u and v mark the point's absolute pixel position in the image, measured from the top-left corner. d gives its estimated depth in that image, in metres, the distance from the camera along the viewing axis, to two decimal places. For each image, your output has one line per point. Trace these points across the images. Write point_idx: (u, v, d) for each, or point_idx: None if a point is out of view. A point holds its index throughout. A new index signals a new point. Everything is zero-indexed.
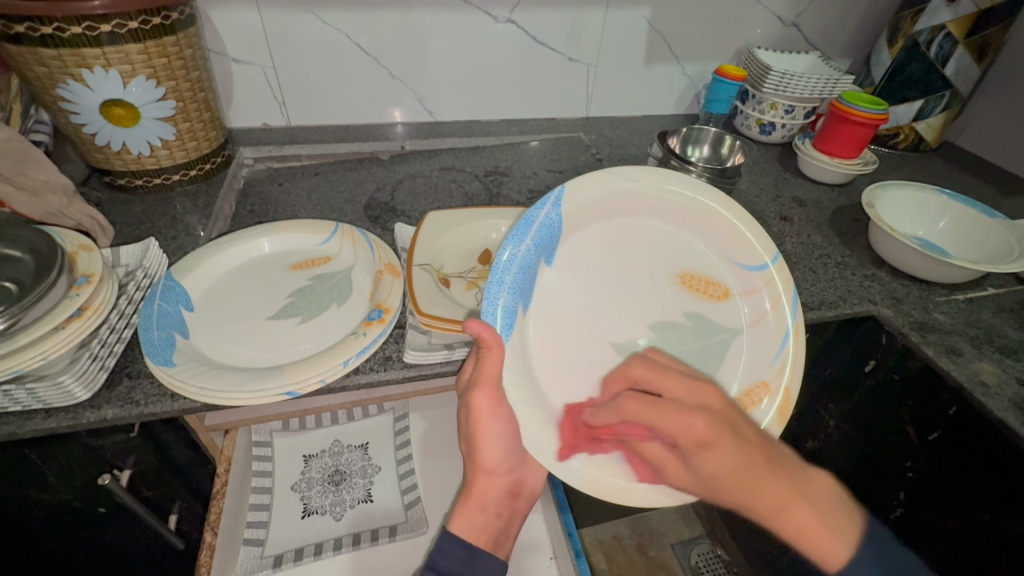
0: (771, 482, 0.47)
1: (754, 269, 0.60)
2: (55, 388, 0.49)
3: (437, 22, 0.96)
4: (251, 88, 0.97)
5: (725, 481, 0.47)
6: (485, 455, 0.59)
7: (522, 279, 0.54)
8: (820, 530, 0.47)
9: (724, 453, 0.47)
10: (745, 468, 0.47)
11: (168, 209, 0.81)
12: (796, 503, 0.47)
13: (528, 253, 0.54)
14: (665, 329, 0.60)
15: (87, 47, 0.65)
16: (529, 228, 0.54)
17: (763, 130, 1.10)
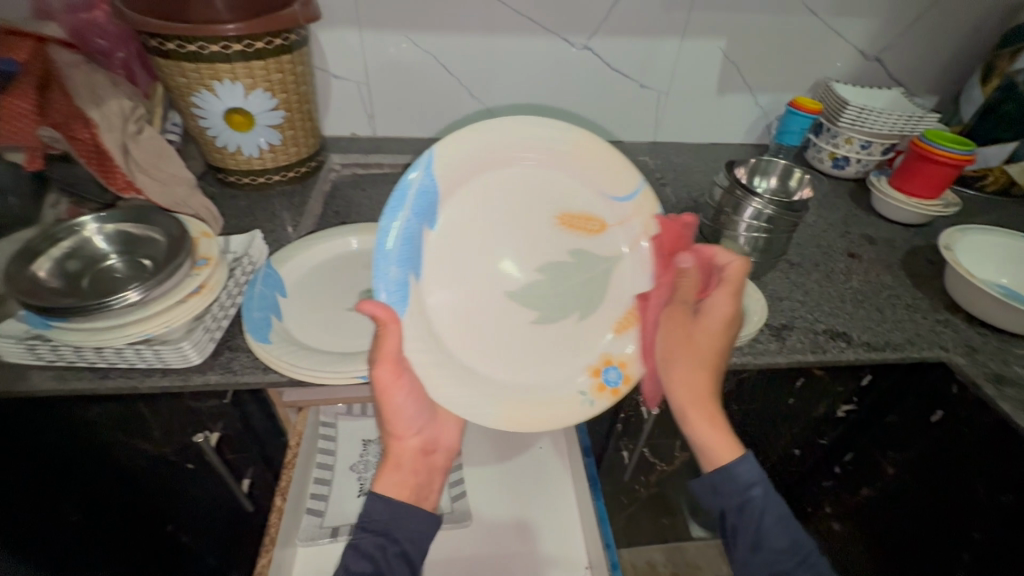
0: (703, 387, 0.59)
1: (626, 198, 0.61)
2: (176, 352, 0.57)
3: (517, 47, 1.02)
4: (345, 101, 1.07)
5: (680, 365, 0.59)
6: (392, 421, 0.59)
7: (409, 251, 0.56)
8: (714, 436, 0.57)
9: (690, 351, 0.59)
10: (700, 369, 0.59)
11: (268, 205, 0.91)
12: (707, 419, 0.58)
13: (409, 222, 0.56)
14: (549, 272, 0.63)
15: (220, 62, 0.76)
16: (405, 197, 0.55)
17: (837, 164, 1.08)
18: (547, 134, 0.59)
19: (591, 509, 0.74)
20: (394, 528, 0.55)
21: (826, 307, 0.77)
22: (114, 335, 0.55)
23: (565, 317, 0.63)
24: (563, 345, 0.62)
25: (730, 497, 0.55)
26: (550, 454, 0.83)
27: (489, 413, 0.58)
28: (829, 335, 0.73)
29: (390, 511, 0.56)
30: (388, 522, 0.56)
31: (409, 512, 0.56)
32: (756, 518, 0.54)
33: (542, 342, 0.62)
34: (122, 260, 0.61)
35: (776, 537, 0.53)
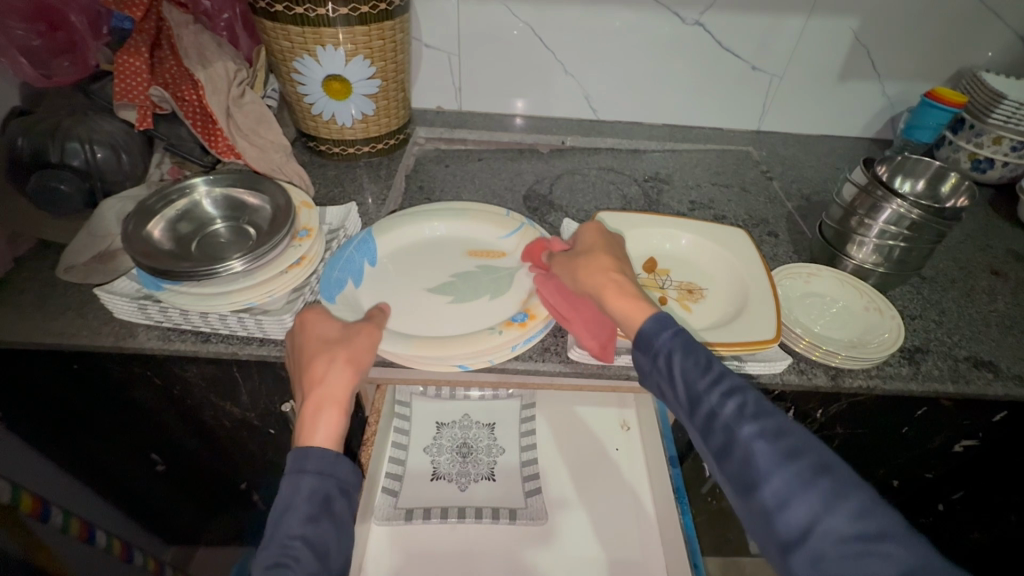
0: (603, 281, 0.55)
1: (513, 233, 0.72)
2: (277, 322, 0.56)
3: (622, 21, 0.95)
4: (434, 73, 1.04)
5: (583, 281, 0.56)
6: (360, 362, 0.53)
7: (351, 269, 0.64)
8: (628, 309, 0.52)
9: (582, 266, 0.57)
10: (600, 269, 0.56)
11: (355, 177, 0.90)
12: (613, 294, 0.53)
13: (354, 254, 0.66)
14: (460, 280, 0.67)
15: (325, 26, 0.74)
16: (353, 241, 0.67)
17: (977, 166, 0.95)
18: (452, 209, 0.75)
19: (680, 530, 0.68)
20: (339, 482, 0.49)
21: (968, 330, 0.68)
22: (220, 300, 0.55)
23: (475, 300, 0.64)
24: (477, 315, 0.62)
25: (644, 356, 0.50)
26: (629, 456, 0.80)
27: (401, 344, 0.57)
28: (972, 363, 0.64)
29: (323, 462, 0.49)
30: (320, 480, 0.48)
31: (341, 464, 0.49)
32: (667, 368, 0.48)
33: (455, 316, 0.62)
34: (226, 225, 0.61)
35: (694, 378, 0.47)
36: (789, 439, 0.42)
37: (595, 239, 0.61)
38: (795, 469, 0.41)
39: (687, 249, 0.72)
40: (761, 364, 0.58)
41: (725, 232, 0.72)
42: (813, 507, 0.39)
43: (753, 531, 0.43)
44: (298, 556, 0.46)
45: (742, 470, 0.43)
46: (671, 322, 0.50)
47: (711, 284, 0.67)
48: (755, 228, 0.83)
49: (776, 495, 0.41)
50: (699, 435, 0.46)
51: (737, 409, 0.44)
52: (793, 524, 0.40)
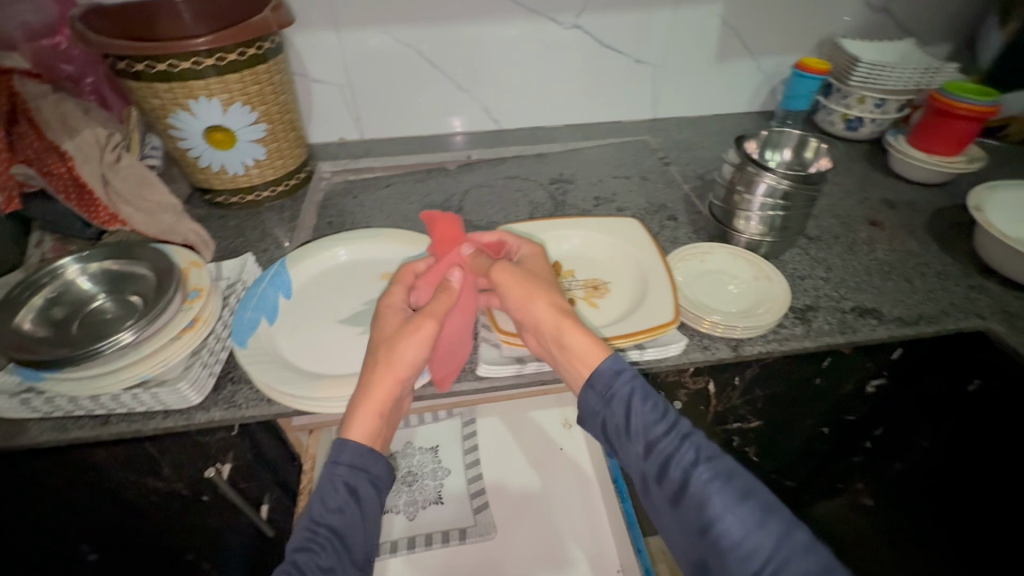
0: (560, 311, 0.55)
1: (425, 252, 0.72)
2: (174, 393, 0.54)
3: (504, 33, 0.98)
4: (329, 105, 1.03)
5: (535, 306, 0.56)
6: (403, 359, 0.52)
7: (264, 306, 0.63)
8: (588, 346, 0.54)
9: (536, 292, 0.57)
10: (555, 299, 0.57)
11: (259, 223, 0.88)
12: (572, 327, 0.54)
13: (266, 289, 0.65)
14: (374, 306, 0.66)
15: (194, 79, 0.72)
16: (265, 276, 0.67)
17: (850, 125, 1.03)
18: (365, 233, 0.74)
19: (621, 514, 0.74)
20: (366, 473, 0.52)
21: (853, 282, 0.73)
22: (110, 380, 0.53)
23: None
24: None
25: (599, 396, 0.53)
26: (573, 452, 0.82)
27: (313, 385, 0.56)
28: (858, 313, 0.69)
29: (354, 457, 0.51)
30: (349, 474, 0.51)
31: (373, 460, 0.52)
32: (625, 410, 0.52)
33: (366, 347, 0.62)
34: (110, 300, 0.59)
35: (652, 422, 0.51)
36: (740, 482, 0.48)
37: (543, 269, 0.63)
38: (746, 509, 0.46)
39: (586, 247, 0.75)
40: (656, 350, 0.61)
41: (621, 226, 0.75)
42: (766, 546, 0.44)
43: (709, 567, 0.47)
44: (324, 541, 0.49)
45: (699, 512, 0.47)
46: (626, 365, 0.54)
47: (614, 277, 0.70)
48: (656, 214, 0.87)
49: (731, 532, 0.45)
50: (657, 476, 0.50)
51: (692, 455, 0.49)
52: (749, 563, 0.44)
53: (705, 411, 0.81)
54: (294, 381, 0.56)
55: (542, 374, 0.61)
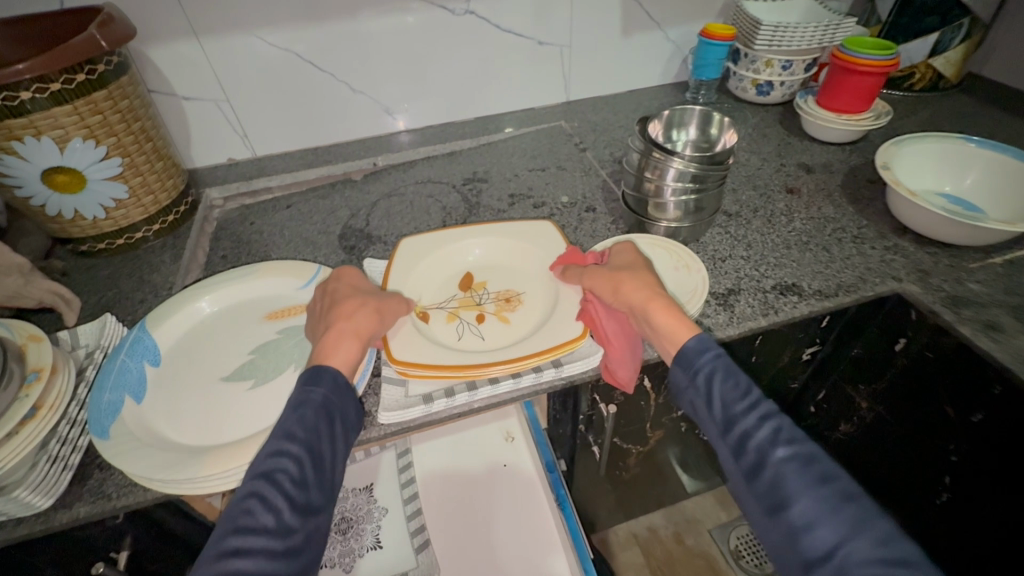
0: (649, 294, 0.56)
1: (309, 282, 0.66)
2: (11, 502, 0.46)
3: (392, 25, 0.89)
4: (207, 124, 0.92)
5: (623, 294, 0.57)
6: (362, 312, 0.55)
7: (128, 382, 0.54)
8: (674, 323, 0.53)
9: (625, 279, 0.58)
10: (644, 286, 0.57)
11: (137, 268, 0.78)
12: (659, 307, 0.54)
13: (126, 362, 0.55)
14: (261, 353, 0.60)
15: (12, 117, 0.61)
16: (124, 346, 0.57)
17: (761, 90, 1.01)
18: (236, 274, 0.67)
19: (565, 531, 0.70)
20: (338, 407, 0.49)
21: (772, 258, 0.71)
22: None
23: (280, 374, 0.57)
24: (283, 394, 0.55)
25: (684, 372, 0.51)
26: (516, 469, 0.79)
27: (196, 462, 0.48)
28: (779, 291, 0.66)
29: (334, 382, 0.49)
30: (329, 398, 0.48)
31: (347, 394, 0.50)
32: (705, 388, 0.49)
33: (257, 403, 0.55)
34: None
35: (731, 400, 0.47)
36: (822, 466, 0.43)
37: (637, 258, 0.62)
38: (825, 493, 0.41)
39: (487, 255, 0.71)
40: (579, 363, 0.57)
41: (521, 228, 0.73)
42: (840, 532, 0.39)
43: (778, 553, 0.42)
44: (295, 458, 0.44)
45: (772, 489, 0.42)
46: (713, 344, 0.51)
47: (525, 285, 0.67)
48: (573, 208, 0.83)
49: (805, 516, 0.40)
50: (731, 454, 0.46)
51: (771, 433, 0.45)
52: (819, 547, 0.39)
53: (646, 405, 0.78)
54: (174, 464, 0.47)
55: (453, 409, 0.55)
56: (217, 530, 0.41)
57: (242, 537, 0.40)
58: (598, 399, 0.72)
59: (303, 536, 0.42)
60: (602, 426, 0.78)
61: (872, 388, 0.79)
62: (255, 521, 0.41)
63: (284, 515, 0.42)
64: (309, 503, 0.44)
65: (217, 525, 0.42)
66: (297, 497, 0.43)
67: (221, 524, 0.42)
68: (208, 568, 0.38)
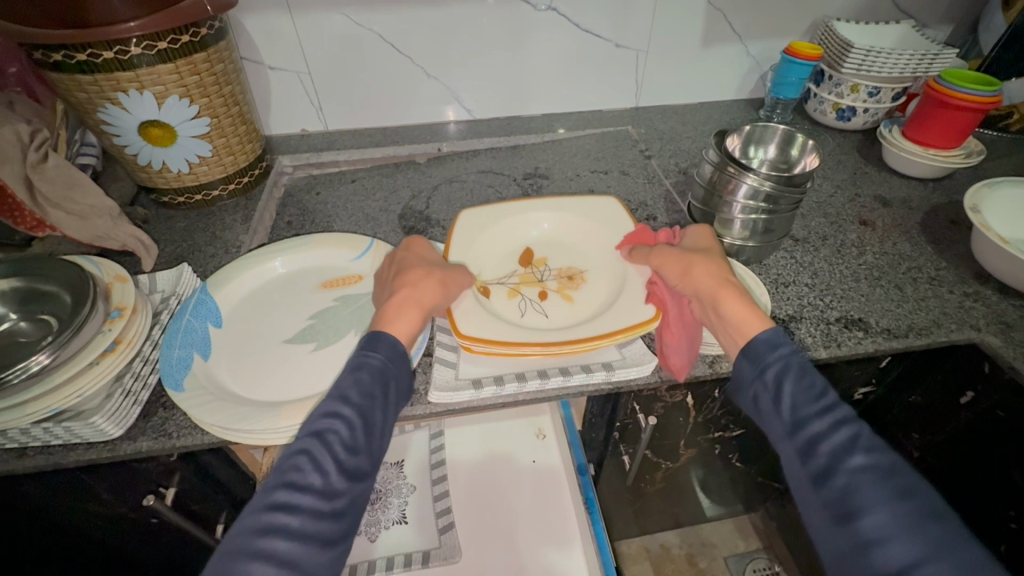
0: (723, 282, 0.55)
1: (363, 254, 0.68)
2: (88, 427, 0.50)
3: (473, 15, 0.90)
4: (287, 95, 0.96)
5: (697, 279, 0.57)
6: (427, 284, 0.56)
7: (192, 342, 0.57)
8: (749, 314, 0.52)
9: (701, 265, 0.58)
10: (722, 276, 0.56)
11: (210, 225, 0.82)
12: (731, 294, 0.54)
13: (190, 324, 0.58)
14: (319, 318, 0.62)
15: (120, 71, 0.65)
16: (186, 308, 0.59)
17: (841, 115, 0.98)
18: (291, 241, 0.69)
19: (591, 537, 0.70)
20: (391, 370, 0.49)
21: (839, 290, 0.69)
22: (14, 417, 0.47)
23: (340, 339, 0.59)
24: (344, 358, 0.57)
25: (753, 366, 0.50)
26: (545, 465, 0.78)
27: (271, 416, 0.50)
28: (844, 324, 0.64)
29: (391, 351, 0.50)
30: (385, 365, 0.49)
31: (404, 365, 0.51)
32: (774, 384, 0.48)
33: (318, 365, 0.57)
34: (24, 319, 0.53)
35: (803, 401, 0.46)
36: (903, 480, 0.40)
37: (713, 244, 0.62)
38: (907, 507, 0.38)
39: (555, 230, 0.73)
40: (631, 370, 0.57)
41: (585, 204, 0.74)
42: (918, 551, 0.36)
43: (842, 567, 0.40)
44: (348, 421, 0.45)
45: (844, 497, 0.40)
46: (788, 341, 0.50)
47: (588, 266, 0.69)
48: (634, 213, 0.82)
49: (879, 529, 0.38)
50: (798, 456, 0.44)
51: (847, 440, 0.43)
52: (892, 564, 0.37)
53: (685, 422, 0.77)
54: (245, 416, 0.50)
55: (500, 397, 0.56)
56: (266, 481, 0.43)
57: (290, 492, 0.41)
58: (638, 409, 0.71)
59: (349, 501, 0.43)
60: (638, 436, 0.77)
61: (928, 440, 0.76)
62: (302, 478, 0.42)
63: (331, 478, 0.42)
64: (357, 468, 0.44)
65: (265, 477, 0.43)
66: (345, 460, 0.44)
67: (269, 478, 0.43)
68: (258, 519, 0.40)
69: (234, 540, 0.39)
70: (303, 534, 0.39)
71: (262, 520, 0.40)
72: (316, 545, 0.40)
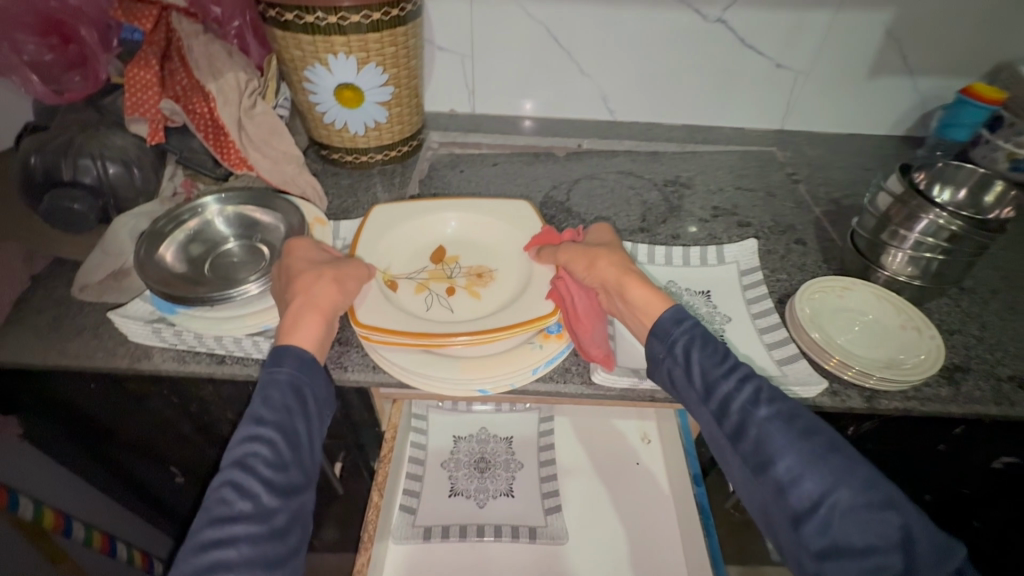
0: (625, 273, 0.57)
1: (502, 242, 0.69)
2: None
3: (642, 20, 0.92)
4: (446, 75, 1.01)
5: (602, 274, 0.57)
6: (320, 289, 0.53)
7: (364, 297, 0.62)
8: (648, 299, 0.54)
9: (604, 261, 0.58)
10: (624, 269, 0.57)
11: (369, 185, 0.87)
12: (634, 281, 0.56)
13: None
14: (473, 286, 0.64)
15: (336, 34, 0.72)
16: None
17: (1016, 166, 0.91)
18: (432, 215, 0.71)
19: (704, 548, 0.67)
20: (305, 384, 0.49)
21: (1011, 347, 0.65)
22: (236, 324, 0.55)
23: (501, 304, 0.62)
24: None
25: (662, 344, 0.52)
26: (649, 471, 0.77)
27: (449, 371, 0.55)
28: (1017, 383, 0.60)
29: (299, 363, 0.50)
30: (297, 377, 0.49)
31: (315, 371, 0.50)
32: (683, 356, 0.50)
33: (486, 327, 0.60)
34: (239, 244, 0.63)
35: (709, 366, 0.49)
36: (802, 421, 0.45)
37: (613, 238, 0.63)
38: (809, 446, 0.44)
39: (462, 228, 0.71)
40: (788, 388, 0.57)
41: (497, 203, 0.71)
42: (824, 483, 0.42)
43: (764, 509, 0.45)
44: (267, 441, 0.45)
45: (757, 449, 0.45)
46: (689, 314, 0.53)
47: (501, 261, 0.67)
48: (781, 235, 0.80)
49: (790, 471, 0.43)
50: (712, 418, 0.48)
51: (751, 394, 0.47)
52: (805, 499, 0.42)
53: None
54: (428, 367, 0.55)
55: (654, 392, 0.58)
56: (198, 520, 0.43)
57: (221, 527, 0.42)
58: None
59: (287, 516, 0.44)
60: None
61: None
62: (230, 509, 0.42)
63: (262, 500, 0.43)
64: (289, 482, 0.45)
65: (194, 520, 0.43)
66: (274, 478, 0.44)
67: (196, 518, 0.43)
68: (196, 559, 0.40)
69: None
70: (244, 562, 0.40)
71: (197, 560, 0.40)
72: (260, 563, 0.41)
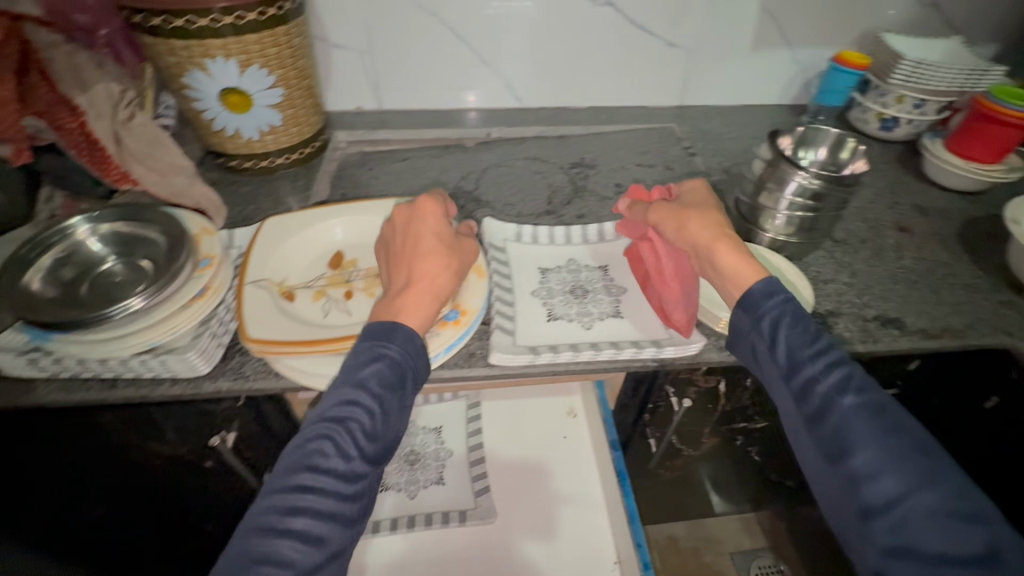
0: (714, 234, 0.58)
1: None
2: (182, 361, 0.55)
3: (534, 7, 0.93)
4: (346, 73, 0.99)
5: (691, 234, 0.59)
6: (443, 273, 0.56)
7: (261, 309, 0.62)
8: (733, 268, 0.55)
9: (694, 220, 0.59)
10: (713, 229, 0.58)
11: (272, 190, 0.86)
12: (728, 247, 0.56)
13: None
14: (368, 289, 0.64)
15: (211, 37, 0.70)
16: None
17: (884, 125, 1.00)
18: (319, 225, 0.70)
19: (622, 509, 0.71)
20: (409, 363, 0.52)
21: (877, 291, 0.71)
22: (117, 346, 0.54)
23: None
24: None
25: (750, 318, 0.53)
26: (575, 443, 0.80)
27: None
28: (881, 322, 0.67)
29: (407, 343, 0.52)
30: (401, 357, 0.51)
31: (419, 356, 0.53)
32: (771, 333, 0.52)
33: None
34: (120, 263, 0.61)
35: (800, 345, 0.50)
36: (890, 415, 0.46)
37: (699, 190, 0.64)
38: (893, 443, 0.44)
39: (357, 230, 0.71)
40: (677, 348, 0.61)
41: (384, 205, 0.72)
42: (906, 483, 0.42)
43: (834, 495, 0.45)
44: (366, 410, 0.48)
45: (835, 437, 0.45)
46: (781, 289, 0.54)
47: None
48: None
49: (869, 465, 0.43)
50: (794, 399, 0.49)
51: (841, 381, 0.48)
52: (881, 495, 0.42)
53: (713, 410, 0.80)
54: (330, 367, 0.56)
55: (554, 365, 0.61)
56: (284, 466, 0.46)
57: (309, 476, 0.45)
58: (672, 392, 0.75)
59: (365, 486, 0.47)
60: (667, 419, 0.80)
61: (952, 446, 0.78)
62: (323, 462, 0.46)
63: (352, 462, 0.47)
64: (376, 451, 0.49)
65: (282, 461, 0.46)
66: (364, 444, 0.48)
67: (289, 461, 0.46)
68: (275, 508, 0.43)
69: (254, 529, 0.43)
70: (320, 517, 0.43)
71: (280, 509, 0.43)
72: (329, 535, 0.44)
